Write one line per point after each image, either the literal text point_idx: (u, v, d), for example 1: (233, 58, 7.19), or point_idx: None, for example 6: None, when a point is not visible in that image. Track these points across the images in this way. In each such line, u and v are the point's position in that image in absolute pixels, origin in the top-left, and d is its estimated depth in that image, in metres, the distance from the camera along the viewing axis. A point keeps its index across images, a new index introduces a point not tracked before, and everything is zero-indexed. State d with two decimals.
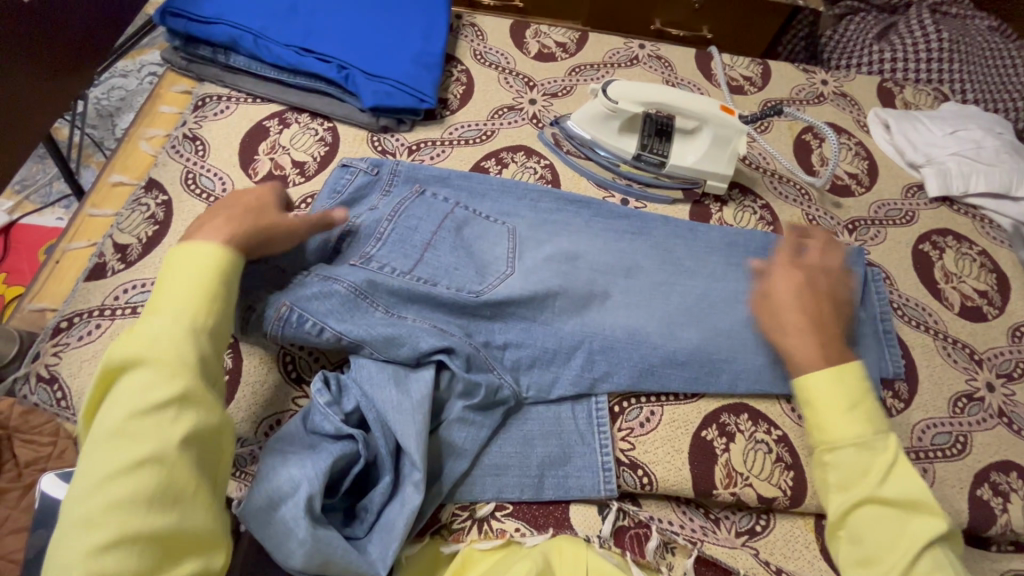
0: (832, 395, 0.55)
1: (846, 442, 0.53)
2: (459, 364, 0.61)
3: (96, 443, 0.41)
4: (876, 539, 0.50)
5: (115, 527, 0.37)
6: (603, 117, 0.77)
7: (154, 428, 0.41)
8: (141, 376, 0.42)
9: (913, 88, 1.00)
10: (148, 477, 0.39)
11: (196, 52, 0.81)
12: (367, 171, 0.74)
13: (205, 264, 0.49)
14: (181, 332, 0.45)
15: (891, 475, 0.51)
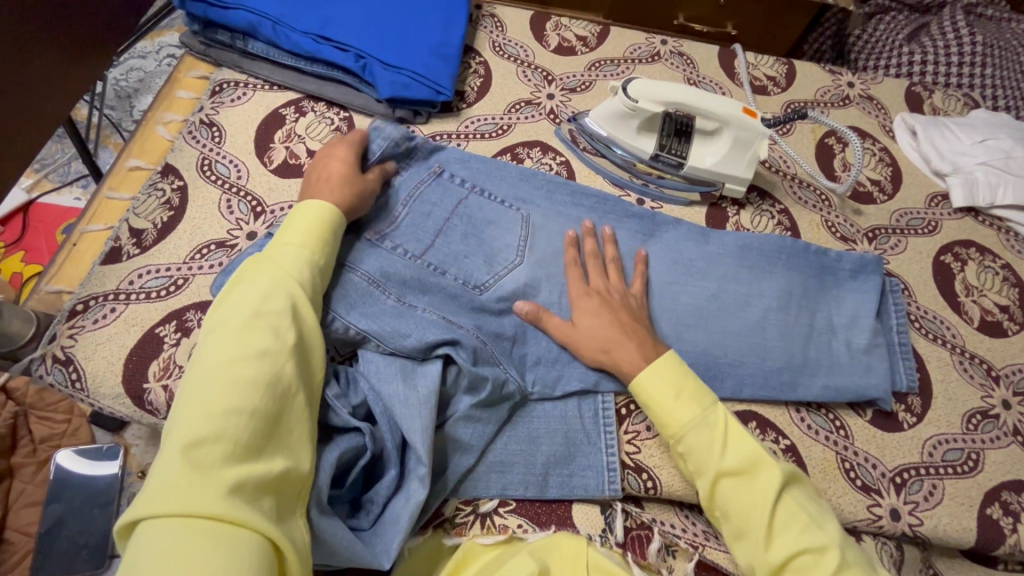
0: (662, 389, 0.59)
1: (685, 427, 0.57)
2: (466, 357, 0.61)
3: (204, 379, 0.44)
4: (737, 511, 0.54)
5: (223, 457, 0.40)
6: (622, 116, 0.76)
7: (249, 375, 0.44)
8: (251, 329, 0.47)
9: (942, 92, 0.97)
10: (240, 417, 0.42)
11: (215, 37, 0.81)
12: (391, 142, 0.73)
13: (302, 247, 0.55)
14: (279, 299, 0.50)
15: (730, 447, 0.56)
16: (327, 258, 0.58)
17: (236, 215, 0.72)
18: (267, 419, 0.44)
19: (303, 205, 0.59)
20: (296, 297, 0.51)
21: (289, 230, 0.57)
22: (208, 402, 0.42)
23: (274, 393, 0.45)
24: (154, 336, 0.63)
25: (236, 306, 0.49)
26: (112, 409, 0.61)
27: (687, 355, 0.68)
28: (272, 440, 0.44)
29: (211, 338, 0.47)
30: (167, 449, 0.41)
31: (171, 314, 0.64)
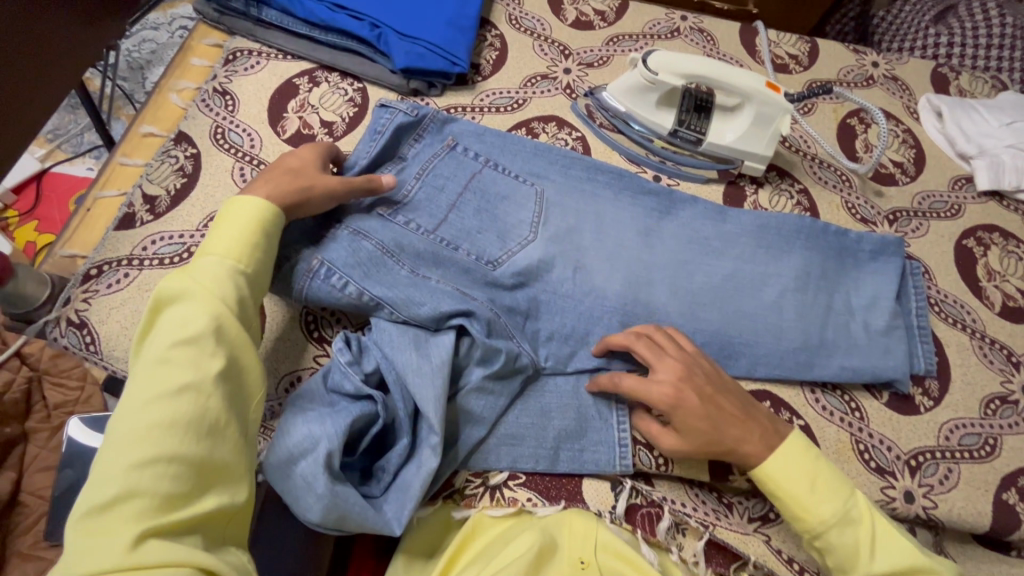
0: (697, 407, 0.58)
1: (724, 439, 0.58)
2: (479, 329, 0.60)
3: (121, 426, 0.42)
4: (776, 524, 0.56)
5: (133, 511, 0.39)
6: (641, 89, 0.75)
7: (162, 419, 0.42)
8: (167, 363, 0.44)
9: (969, 74, 0.95)
10: (153, 468, 0.40)
11: (228, 4, 0.80)
12: (407, 113, 0.71)
13: (226, 257, 0.50)
14: (200, 324, 0.46)
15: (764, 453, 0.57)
16: (262, 265, 0.53)
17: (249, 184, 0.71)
18: (191, 462, 0.42)
19: (229, 207, 0.54)
20: (221, 318, 0.47)
21: (214, 239, 0.52)
22: (123, 454, 0.41)
23: (196, 430, 0.43)
24: None
25: (158, 337, 0.46)
26: (125, 373, 0.61)
27: (702, 333, 0.67)
28: (201, 481, 0.42)
29: (133, 373, 0.45)
30: (83, 505, 0.40)
31: None
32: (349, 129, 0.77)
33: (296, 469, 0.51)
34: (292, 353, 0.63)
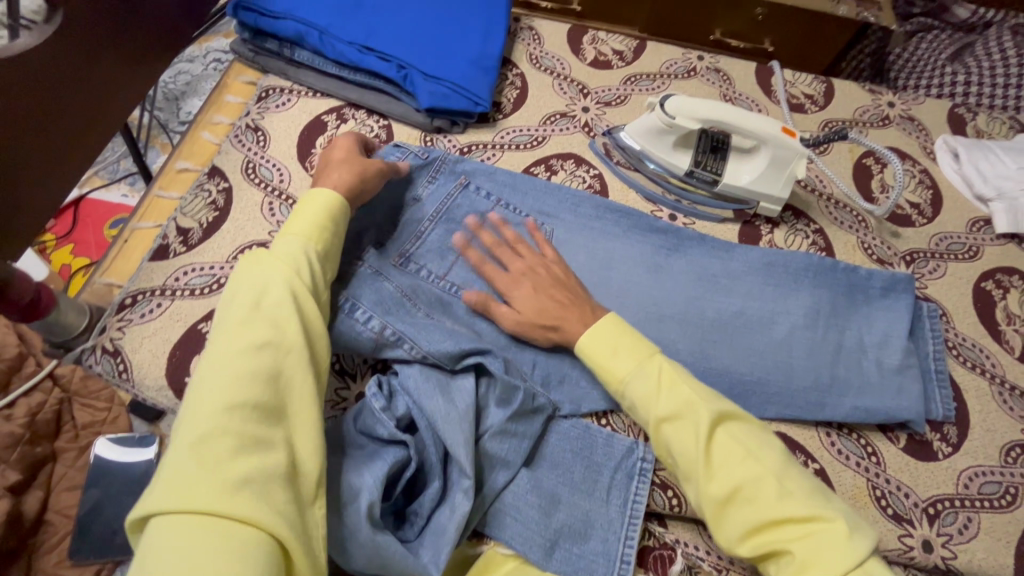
0: (608, 352, 0.60)
1: (628, 379, 0.58)
2: (497, 367, 0.62)
3: (203, 379, 0.47)
4: (681, 452, 0.54)
5: (225, 449, 0.43)
6: (659, 131, 0.76)
7: (249, 371, 0.47)
8: (246, 325, 0.49)
9: (987, 115, 0.95)
10: (239, 412, 0.44)
11: (263, 45, 0.84)
12: (417, 155, 0.77)
13: (296, 239, 0.58)
14: (279, 293, 0.52)
15: (666, 392, 0.56)
16: (330, 251, 0.60)
17: (277, 218, 0.74)
18: (268, 410, 0.46)
19: (302, 206, 0.61)
20: (298, 291, 0.53)
21: (288, 231, 0.59)
22: (214, 399, 0.45)
23: (274, 384, 0.47)
24: (197, 332, 0.65)
25: (235, 307, 0.51)
26: (155, 400, 0.63)
27: (714, 372, 0.68)
28: (277, 425, 0.46)
29: (218, 334, 0.50)
30: (174, 446, 0.43)
31: (214, 311, 0.67)
32: None
33: (339, 517, 0.51)
34: None
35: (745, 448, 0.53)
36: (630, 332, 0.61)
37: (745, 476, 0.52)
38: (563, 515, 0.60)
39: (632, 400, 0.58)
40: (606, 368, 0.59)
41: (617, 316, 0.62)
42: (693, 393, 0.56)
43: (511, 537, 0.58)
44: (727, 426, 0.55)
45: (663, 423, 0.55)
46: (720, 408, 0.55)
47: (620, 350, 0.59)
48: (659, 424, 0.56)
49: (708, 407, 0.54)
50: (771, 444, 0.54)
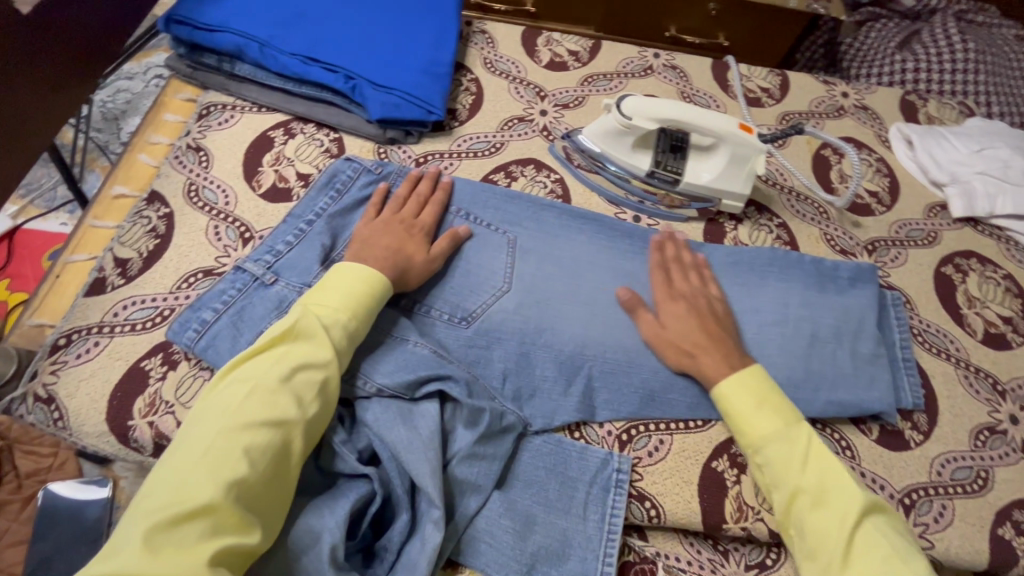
0: (744, 408, 0.60)
1: (764, 440, 0.58)
2: (459, 389, 0.60)
3: (207, 436, 0.47)
4: (813, 530, 0.54)
5: (200, 517, 0.43)
6: (617, 133, 0.75)
7: (255, 448, 0.47)
8: (262, 395, 0.50)
9: (936, 101, 0.97)
10: (233, 492, 0.45)
11: (201, 60, 0.80)
12: (371, 170, 0.75)
13: (337, 308, 0.57)
14: (313, 371, 0.53)
15: (812, 463, 0.56)
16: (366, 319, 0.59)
17: (224, 242, 0.70)
18: (260, 491, 0.47)
19: (348, 272, 0.60)
20: (330, 373, 0.54)
21: (329, 293, 0.58)
22: (216, 471, 0.45)
23: (276, 465, 0.48)
24: (140, 371, 0.61)
25: (262, 368, 0.52)
26: (96, 447, 0.59)
27: (687, 375, 0.67)
28: (258, 504, 0.47)
29: (237, 391, 0.50)
30: (154, 509, 0.43)
31: (157, 346, 0.62)
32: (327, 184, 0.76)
33: (302, 563, 0.49)
34: None
35: (891, 543, 0.52)
36: (767, 387, 0.61)
37: (884, 568, 0.50)
38: (539, 537, 0.57)
39: (767, 463, 0.58)
40: (740, 427, 0.59)
41: (760, 369, 0.62)
42: (841, 472, 0.56)
43: (486, 564, 0.56)
44: (873, 515, 0.54)
45: (799, 493, 0.55)
46: (824, 481, 0.55)
47: (762, 416, 0.59)
48: (796, 497, 0.55)
49: (859, 494, 0.54)
50: (910, 548, 0.53)
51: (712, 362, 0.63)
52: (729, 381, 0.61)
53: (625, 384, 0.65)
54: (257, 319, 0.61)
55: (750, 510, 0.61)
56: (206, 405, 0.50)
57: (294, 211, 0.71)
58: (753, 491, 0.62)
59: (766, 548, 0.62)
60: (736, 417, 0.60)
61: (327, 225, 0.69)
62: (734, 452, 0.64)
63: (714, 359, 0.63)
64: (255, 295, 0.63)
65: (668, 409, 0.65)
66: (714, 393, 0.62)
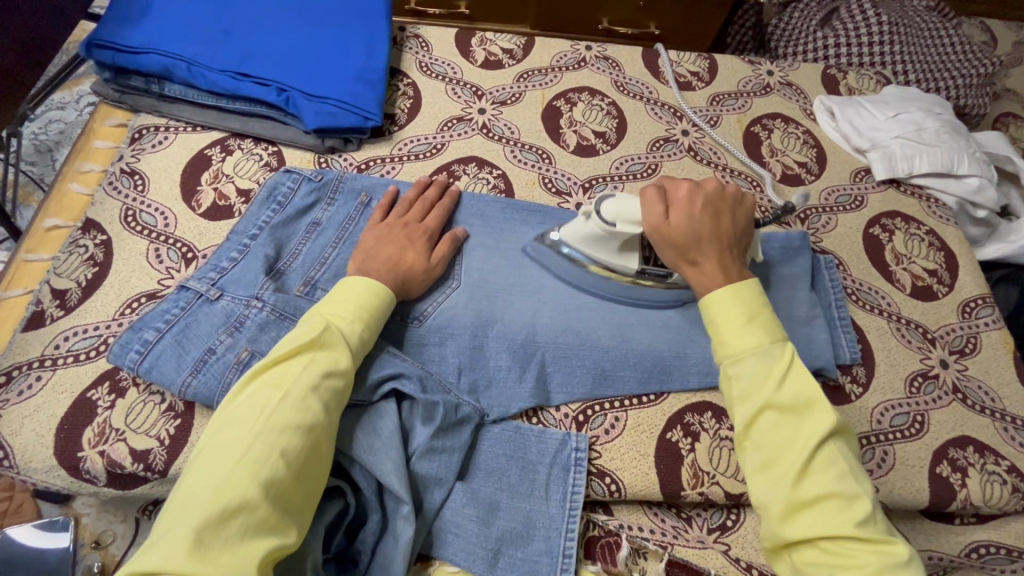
0: (731, 313, 0.57)
1: (746, 353, 0.54)
2: (413, 387, 0.61)
3: (240, 438, 0.47)
4: (774, 441, 0.51)
5: (244, 518, 0.43)
6: (599, 241, 0.66)
7: (290, 452, 0.48)
8: (292, 401, 0.50)
9: (856, 72, 1.02)
10: (271, 494, 0.46)
11: (128, 83, 0.79)
12: (311, 179, 0.75)
13: (351, 318, 0.58)
14: (337, 378, 0.54)
15: (789, 382, 0.52)
16: (378, 326, 0.61)
17: (166, 264, 0.69)
18: (295, 491, 0.48)
19: (355, 283, 0.61)
20: (349, 380, 0.56)
21: (343, 302, 0.59)
22: (257, 471, 0.46)
23: (306, 468, 0.49)
24: (87, 401, 0.60)
25: (289, 374, 0.52)
26: (46, 483, 0.58)
27: (635, 351, 0.69)
28: (291, 505, 0.48)
29: (267, 396, 0.50)
30: (196, 508, 0.43)
31: (103, 375, 0.61)
32: None
33: None
34: None
35: (847, 462, 0.50)
36: (755, 303, 0.58)
37: (839, 486, 0.48)
38: (504, 523, 0.59)
39: (740, 374, 0.54)
40: (722, 338, 0.56)
41: (755, 284, 0.60)
42: (818, 395, 0.52)
43: (455, 554, 0.57)
44: (837, 438, 0.51)
45: (768, 407, 0.52)
46: (802, 397, 0.52)
47: (739, 307, 0.57)
48: (763, 412, 0.52)
49: (832, 414, 0.51)
50: (865, 477, 0.50)
51: (712, 272, 0.61)
52: (730, 286, 0.59)
53: (576, 367, 0.67)
54: (204, 336, 0.61)
55: (705, 475, 0.64)
56: (234, 410, 0.50)
57: (237, 227, 0.70)
58: (708, 457, 0.65)
59: (725, 510, 0.65)
60: (720, 329, 0.57)
61: (271, 237, 0.69)
62: (687, 421, 0.66)
63: (713, 269, 0.61)
64: (200, 311, 0.63)
65: (619, 386, 0.67)
66: (706, 299, 0.60)
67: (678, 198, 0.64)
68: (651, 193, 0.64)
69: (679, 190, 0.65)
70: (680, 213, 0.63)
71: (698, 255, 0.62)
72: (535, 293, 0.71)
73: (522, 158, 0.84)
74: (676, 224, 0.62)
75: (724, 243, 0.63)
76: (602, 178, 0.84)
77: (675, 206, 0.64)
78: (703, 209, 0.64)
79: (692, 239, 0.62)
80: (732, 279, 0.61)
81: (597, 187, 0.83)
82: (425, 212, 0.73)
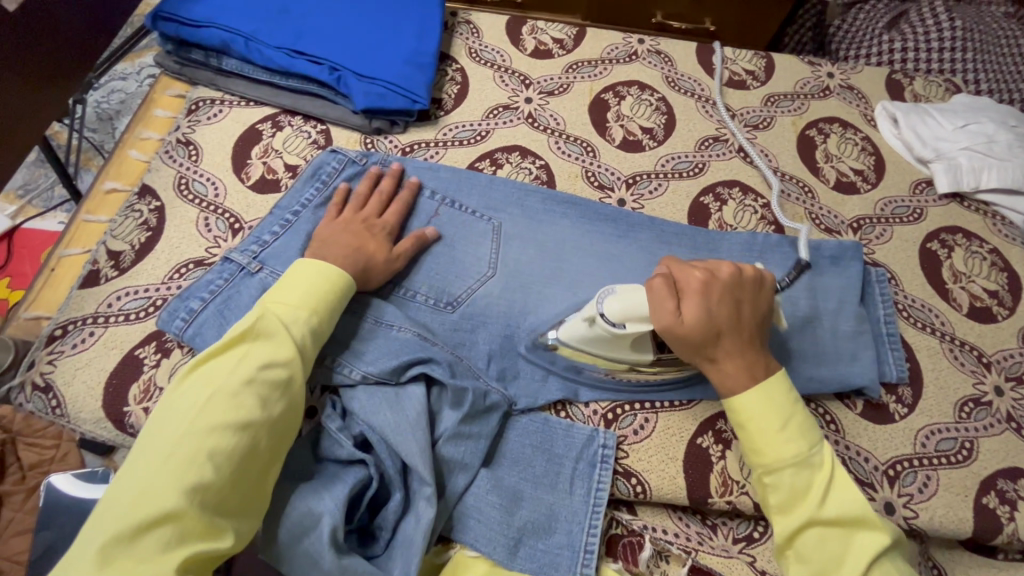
0: (765, 417, 0.56)
1: (785, 464, 0.54)
2: (442, 371, 0.61)
3: (165, 442, 0.47)
4: (822, 559, 0.52)
5: (164, 528, 0.43)
6: (607, 341, 0.60)
7: (218, 454, 0.47)
8: (220, 401, 0.49)
9: (923, 79, 0.97)
10: (197, 500, 0.45)
11: (188, 55, 0.81)
12: (355, 161, 0.75)
13: (294, 309, 0.56)
14: (275, 371, 0.52)
15: (832, 496, 0.54)
16: (331, 315, 0.59)
17: (214, 233, 0.71)
18: (229, 495, 0.47)
19: (303, 271, 0.59)
20: (294, 371, 0.54)
21: (288, 292, 0.57)
22: (180, 478, 0.45)
23: (244, 468, 0.48)
24: (135, 359, 0.62)
25: (220, 374, 0.51)
26: (93, 434, 0.60)
27: None
28: (227, 510, 0.47)
29: (195, 397, 0.49)
30: (117, 519, 0.43)
31: (151, 335, 0.64)
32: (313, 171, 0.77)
33: (303, 545, 0.51)
34: None
35: None
36: (790, 403, 0.57)
37: None
38: (526, 512, 0.59)
39: (778, 485, 0.55)
40: (757, 447, 0.56)
41: (785, 379, 0.59)
42: (861, 506, 0.53)
43: (475, 539, 0.57)
44: (889, 552, 0.52)
45: (814, 522, 0.53)
46: (848, 514, 0.53)
47: (772, 412, 0.56)
48: (808, 528, 0.53)
49: (881, 531, 0.52)
50: None
51: (736, 369, 0.58)
52: (758, 387, 0.57)
53: None
54: (244, 307, 0.63)
55: (734, 484, 0.62)
56: (168, 411, 0.50)
57: (282, 203, 0.72)
58: (738, 466, 0.63)
59: (752, 522, 0.63)
60: (754, 435, 0.56)
61: (313, 217, 0.70)
62: (718, 428, 0.65)
63: (737, 366, 0.58)
64: (242, 284, 0.64)
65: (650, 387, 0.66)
66: (734, 402, 0.58)
67: (692, 288, 0.58)
68: (663, 286, 0.58)
69: (692, 278, 0.59)
70: (694, 308, 0.57)
71: (718, 351, 0.58)
72: (571, 286, 0.71)
73: (567, 150, 0.83)
74: (691, 322, 0.57)
75: (745, 336, 0.59)
76: (647, 175, 0.83)
77: (688, 297, 0.58)
78: (720, 301, 0.58)
79: (710, 337, 0.58)
80: (760, 377, 0.58)
81: (641, 183, 0.82)
82: (383, 207, 0.71)
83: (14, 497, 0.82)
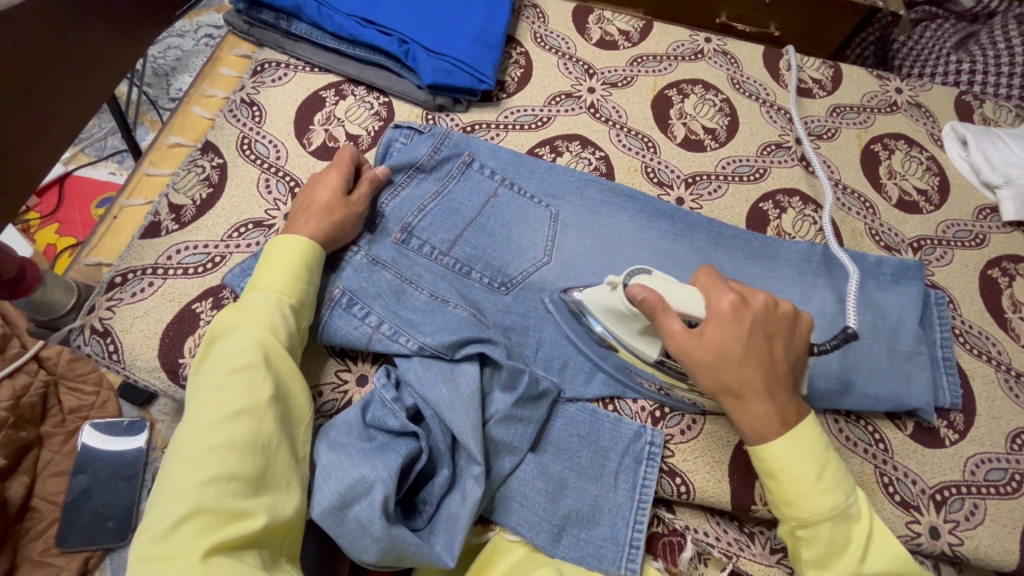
0: (799, 468, 0.52)
1: (824, 518, 0.51)
2: (499, 352, 0.61)
3: (175, 449, 0.47)
4: None
5: (191, 526, 0.43)
6: (621, 317, 0.60)
7: (221, 442, 0.46)
8: (210, 395, 0.49)
9: (993, 103, 0.95)
10: (213, 491, 0.44)
11: (258, 16, 0.81)
12: (420, 133, 0.74)
13: (267, 291, 0.55)
14: (256, 353, 0.51)
15: (871, 550, 0.52)
16: (307, 292, 0.58)
17: (274, 195, 0.71)
18: (247, 479, 0.46)
19: (274, 253, 0.58)
20: (276, 349, 0.53)
21: (263, 277, 0.57)
22: (190, 475, 0.45)
23: (252, 451, 0.47)
24: (191, 312, 0.63)
25: (209, 372, 0.50)
26: (147, 382, 0.61)
27: None
28: (251, 494, 0.46)
29: (191, 402, 0.49)
30: (149, 529, 0.44)
31: (208, 291, 0.64)
32: (373, 143, 0.77)
33: (352, 511, 0.51)
34: (311, 368, 0.63)
35: None
36: (823, 449, 0.53)
37: None
38: (570, 502, 0.59)
39: (813, 538, 0.52)
40: (792, 501, 0.52)
41: (816, 422, 0.54)
42: (899, 556, 0.52)
43: (517, 523, 0.58)
44: None
45: None
46: (887, 568, 0.52)
47: (806, 464, 0.52)
48: None
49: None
50: None
51: (762, 412, 0.53)
52: (787, 433, 0.53)
53: None
54: None
55: None
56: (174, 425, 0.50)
57: None
58: None
59: None
60: (788, 488, 0.52)
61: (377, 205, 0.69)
62: None
63: (764, 409, 0.53)
64: None
65: None
66: (761, 446, 0.54)
67: (721, 309, 0.54)
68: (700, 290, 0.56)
69: (722, 299, 0.55)
70: (719, 335, 0.54)
71: (743, 389, 0.53)
72: None
73: (627, 143, 0.82)
74: (710, 344, 0.54)
75: (775, 371, 0.54)
76: (707, 175, 0.81)
77: (717, 318, 0.54)
78: (750, 329, 0.54)
79: (732, 372, 0.53)
80: (790, 421, 0.54)
81: (700, 183, 0.81)
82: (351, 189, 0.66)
83: (54, 438, 0.84)
